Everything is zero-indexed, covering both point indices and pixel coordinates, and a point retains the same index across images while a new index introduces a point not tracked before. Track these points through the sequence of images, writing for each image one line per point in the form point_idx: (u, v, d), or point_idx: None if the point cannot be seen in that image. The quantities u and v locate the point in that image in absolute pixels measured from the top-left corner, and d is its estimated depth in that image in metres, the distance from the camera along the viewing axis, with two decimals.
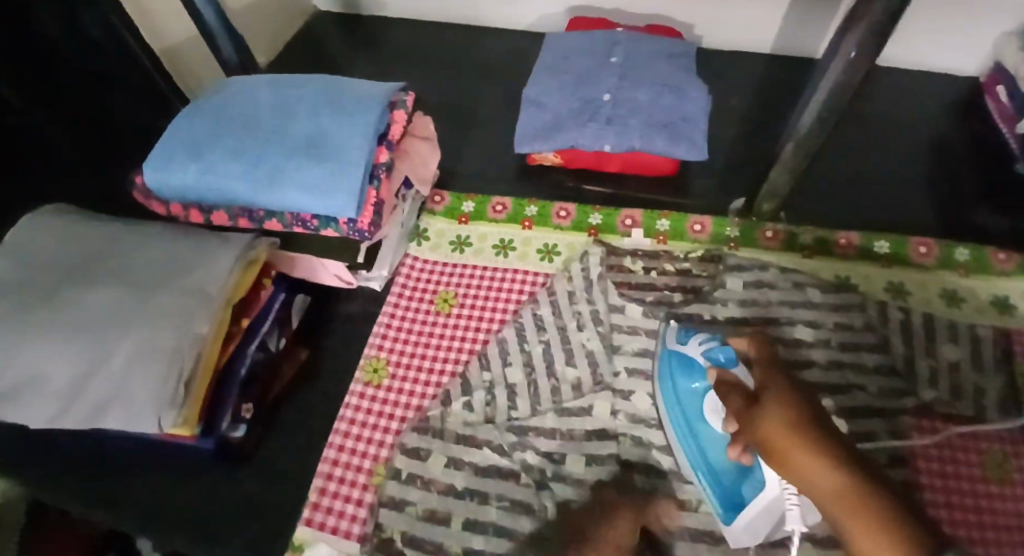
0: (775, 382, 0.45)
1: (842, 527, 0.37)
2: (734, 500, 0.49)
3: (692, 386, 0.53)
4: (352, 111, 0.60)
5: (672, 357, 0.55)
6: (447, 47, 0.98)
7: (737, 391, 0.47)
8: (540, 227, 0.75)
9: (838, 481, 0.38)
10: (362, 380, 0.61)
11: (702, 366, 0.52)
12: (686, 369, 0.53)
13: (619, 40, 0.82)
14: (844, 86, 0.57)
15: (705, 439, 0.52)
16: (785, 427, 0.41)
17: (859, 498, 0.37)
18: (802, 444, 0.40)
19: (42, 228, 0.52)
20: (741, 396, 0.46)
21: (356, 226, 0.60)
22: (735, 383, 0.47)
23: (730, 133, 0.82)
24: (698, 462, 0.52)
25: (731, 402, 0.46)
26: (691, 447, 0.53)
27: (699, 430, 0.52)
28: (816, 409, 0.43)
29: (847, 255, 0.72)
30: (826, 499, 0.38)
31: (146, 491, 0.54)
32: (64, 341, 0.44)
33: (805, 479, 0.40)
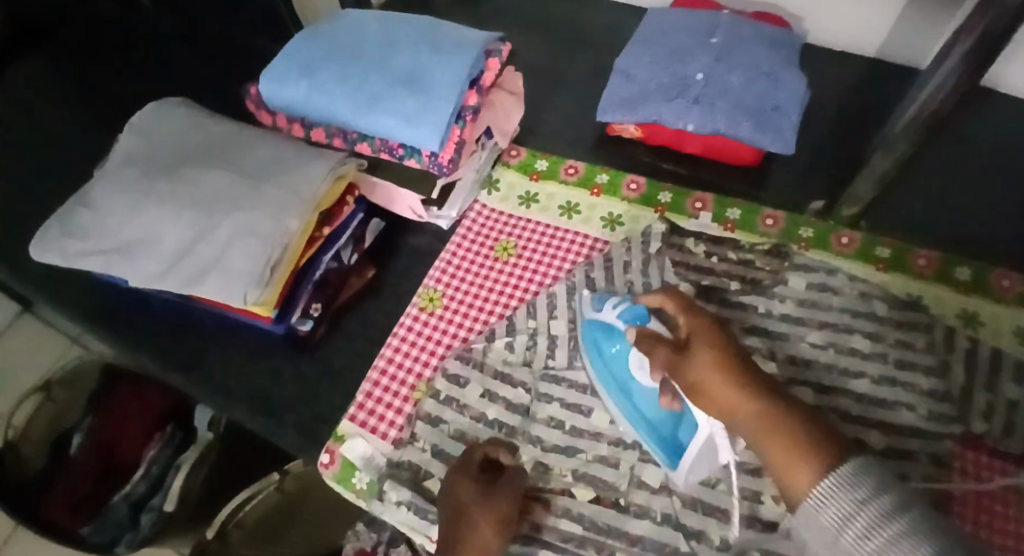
0: (700, 331, 0.46)
1: (764, 448, 0.40)
2: (675, 445, 0.50)
3: (614, 349, 0.53)
4: (451, 52, 0.63)
5: (591, 326, 0.56)
6: (548, 10, 0.99)
7: (662, 339, 0.47)
8: (609, 196, 0.76)
9: (765, 412, 0.40)
10: (418, 306, 0.65)
11: (621, 329, 0.52)
12: (606, 334, 0.54)
13: (723, 21, 0.80)
14: (951, 89, 0.55)
15: (637, 397, 0.52)
16: (712, 371, 0.43)
17: (786, 427, 0.39)
18: (727, 382, 0.42)
19: (177, 123, 0.60)
20: (667, 343, 0.46)
21: (436, 160, 0.63)
22: (658, 333, 0.48)
23: (820, 133, 0.79)
24: (632, 417, 0.53)
25: (654, 352, 0.46)
26: (624, 402, 0.53)
27: (629, 388, 0.52)
28: (738, 350, 0.45)
29: (922, 274, 0.67)
30: (752, 427, 0.41)
31: (220, 362, 0.61)
32: (186, 217, 0.52)
33: (732, 413, 0.42)
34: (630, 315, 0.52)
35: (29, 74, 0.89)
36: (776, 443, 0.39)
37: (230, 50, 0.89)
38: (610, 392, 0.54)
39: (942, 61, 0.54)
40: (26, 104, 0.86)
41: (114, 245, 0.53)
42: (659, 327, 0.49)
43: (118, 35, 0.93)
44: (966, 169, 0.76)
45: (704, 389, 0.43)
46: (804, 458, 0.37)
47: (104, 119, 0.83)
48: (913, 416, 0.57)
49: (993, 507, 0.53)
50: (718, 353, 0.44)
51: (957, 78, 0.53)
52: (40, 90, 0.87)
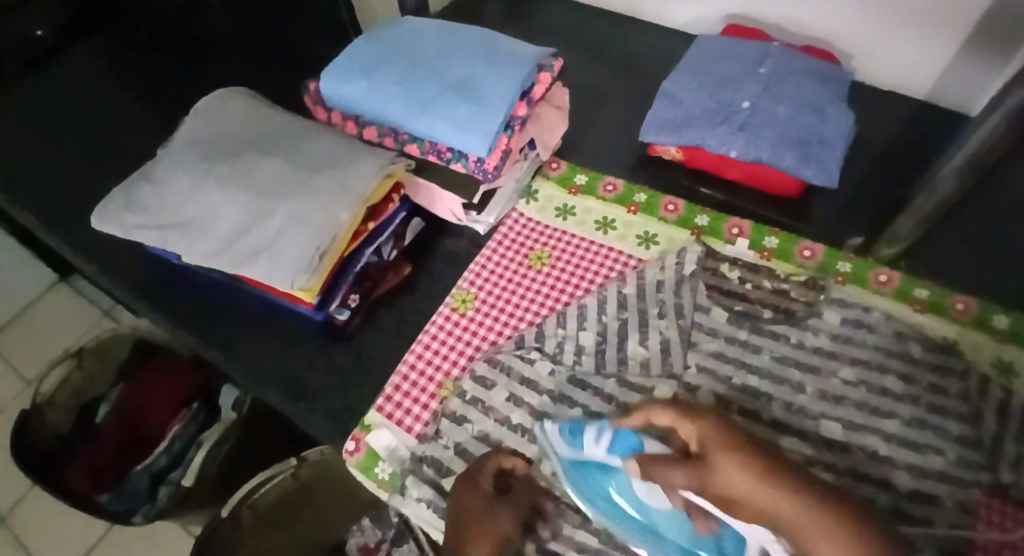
0: (707, 432, 0.41)
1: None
2: None
3: (612, 489, 0.47)
4: (505, 64, 0.65)
5: (578, 466, 0.50)
6: (598, 30, 1.01)
7: (669, 460, 0.42)
8: (645, 215, 0.76)
9: (791, 502, 0.33)
10: (450, 306, 0.66)
11: (612, 464, 0.47)
12: (601, 470, 0.48)
13: (772, 53, 0.81)
14: (1002, 138, 0.54)
15: (660, 524, 0.44)
16: (730, 467, 0.37)
17: (823, 518, 0.32)
18: (751, 477, 0.36)
19: (238, 110, 0.63)
20: (676, 460, 0.42)
21: (482, 166, 0.65)
22: (658, 459, 0.43)
23: (863, 170, 0.79)
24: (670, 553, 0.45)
25: (673, 473, 0.41)
26: (653, 541, 0.45)
27: (649, 523, 0.45)
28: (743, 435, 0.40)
29: (959, 319, 0.66)
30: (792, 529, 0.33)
31: (255, 344, 0.63)
32: (242, 200, 0.54)
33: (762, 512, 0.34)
34: (622, 443, 0.47)
35: (98, 55, 0.94)
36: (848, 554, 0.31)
37: (288, 46, 0.93)
38: (632, 535, 0.47)
39: (992, 109, 0.54)
40: (92, 82, 0.90)
41: (172, 221, 0.55)
42: (659, 448, 0.45)
43: (184, 24, 0.97)
44: (1011, 218, 0.75)
45: (743, 502, 0.36)
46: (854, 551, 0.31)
47: (164, 103, 0.87)
48: (942, 461, 0.56)
49: None
50: (734, 449, 0.38)
51: (1009, 126, 0.53)
52: (107, 71, 0.92)
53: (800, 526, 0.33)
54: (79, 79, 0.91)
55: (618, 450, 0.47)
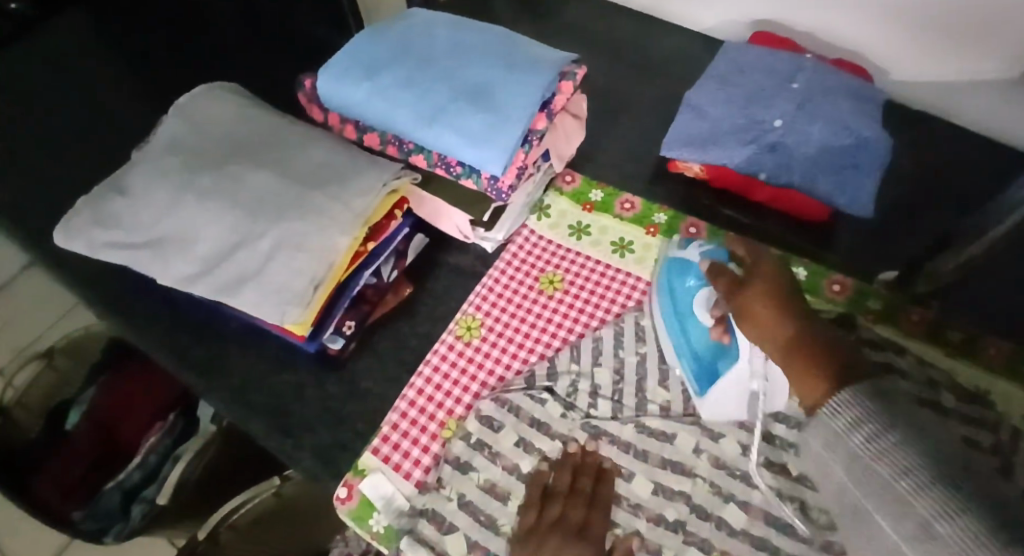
0: (764, 271, 0.51)
1: (790, 373, 0.46)
2: (709, 377, 0.53)
3: (686, 284, 0.56)
4: (524, 70, 0.59)
5: (672, 261, 0.59)
6: (616, 29, 0.95)
7: (725, 277, 0.52)
8: (664, 237, 0.71)
9: (788, 336, 0.47)
10: (455, 333, 0.61)
11: (698, 266, 0.56)
12: (681, 269, 0.57)
13: (805, 67, 0.76)
14: None
15: (691, 329, 0.55)
16: (758, 296, 0.49)
17: (806, 359, 0.45)
18: (774, 321, 0.48)
19: (223, 111, 0.57)
20: (729, 277, 0.52)
21: (496, 183, 0.59)
22: (725, 271, 0.53)
23: (893, 196, 0.75)
24: (681, 349, 0.56)
25: (718, 285, 0.53)
26: (678, 334, 0.56)
27: (688, 320, 0.55)
28: (786, 287, 0.50)
29: (994, 366, 0.62)
30: (776, 350, 0.47)
31: (239, 369, 0.58)
32: (224, 217, 0.49)
33: (762, 333, 0.48)
34: (716, 252, 0.56)
35: (72, 29, 0.86)
36: (796, 360, 0.46)
37: (283, 34, 0.86)
38: (666, 318, 0.57)
39: None
40: (66, 63, 0.82)
41: (148, 238, 0.50)
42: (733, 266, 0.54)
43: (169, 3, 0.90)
44: None
45: (755, 325, 0.49)
46: (814, 381, 0.44)
47: (147, 90, 0.80)
48: None
49: None
50: (764, 287, 0.50)
51: None
52: (83, 49, 0.84)
53: (787, 363, 0.46)
54: (50, 55, 0.83)
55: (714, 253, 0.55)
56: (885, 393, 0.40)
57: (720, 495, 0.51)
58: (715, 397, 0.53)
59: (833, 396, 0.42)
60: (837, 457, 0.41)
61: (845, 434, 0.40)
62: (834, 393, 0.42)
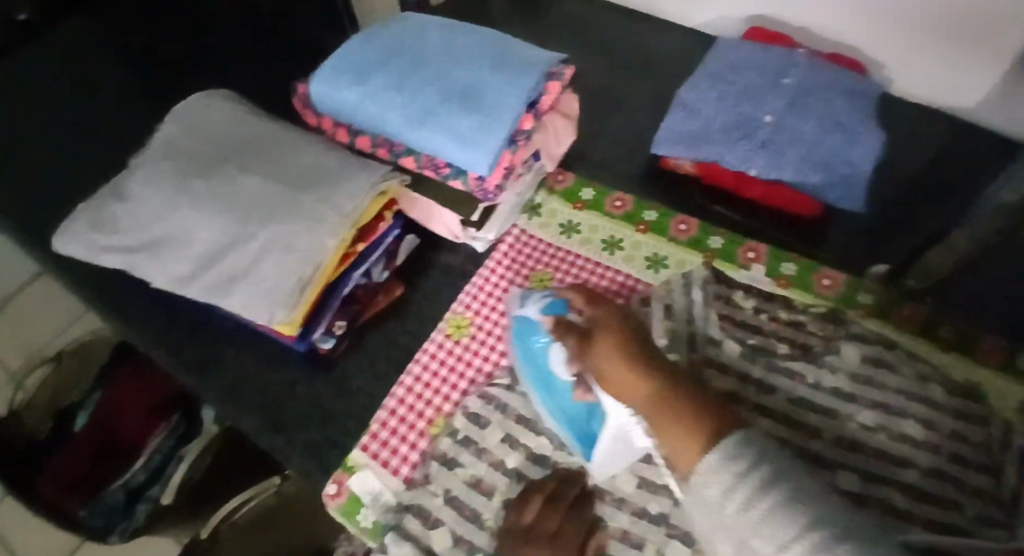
0: (606, 320, 0.48)
1: (653, 427, 0.42)
2: (591, 436, 0.51)
3: (540, 343, 0.53)
4: (512, 71, 0.60)
5: (520, 320, 0.55)
6: (612, 28, 0.96)
7: (572, 334, 0.49)
8: (654, 235, 0.72)
9: (646, 385, 0.43)
10: (444, 332, 0.62)
11: (541, 322, 0.53)
12: (527, 330, 0.54)
13: (799, 62, 0.76)
14: None
15: (557, 390, 0.52)
16: (610, 351, 0.45)
17: (668, 409, 0.41)
18: (631, 372, 0.44)
19: (217, 116, 0.58)
20: (574, 335, 0.48)
21: (483, 183, 0.60)
22: (568, 327, 0.49)
23: (887, 191, 0.74)
24: (555, 413, 0.53)
25: (566, 343, 0.49)
26: (545, 396, 0.53)
27: (552, 381, 0.52)
28: (637, 334, 0.47)
29: (986, 361, 0.62)
30: (637, 401, 0.43)
31: (233, 368, 0.59)
32: (215, 219, 0.50)
33: (622, 387, 0.44)
34: (554, 305, 0.52)
35: (80, 36, 0.88)
36: (669, 418, 0.41)
37: (282, 38, 0.87)
38: (531, 383, 0.54)
39: None
40: (71, 69, 0.84)
41: (143, 241, 0.52)
42: (574, 317, 0.50)
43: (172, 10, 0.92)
44: None
45: (611, 381, 0.45)
46: (679, 434, 0.40)
47: (151, 95, 0.82)
48: (966, 516, 0.52)
49: None
50: (619, 339, 0.46)
51: None
52: (88, 55, 0.86)
53: (653, 412, 0.42)
54: (56, 63, 0.85)
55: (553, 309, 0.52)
56: (756, 442, 0.37)
57: None
58: (601, 459, 0.50)
59: (708, 453, 0.37)
60: (719, 530, 0.35)
61: (723, 501, 0.35)
62: (708, 448, 0.37)
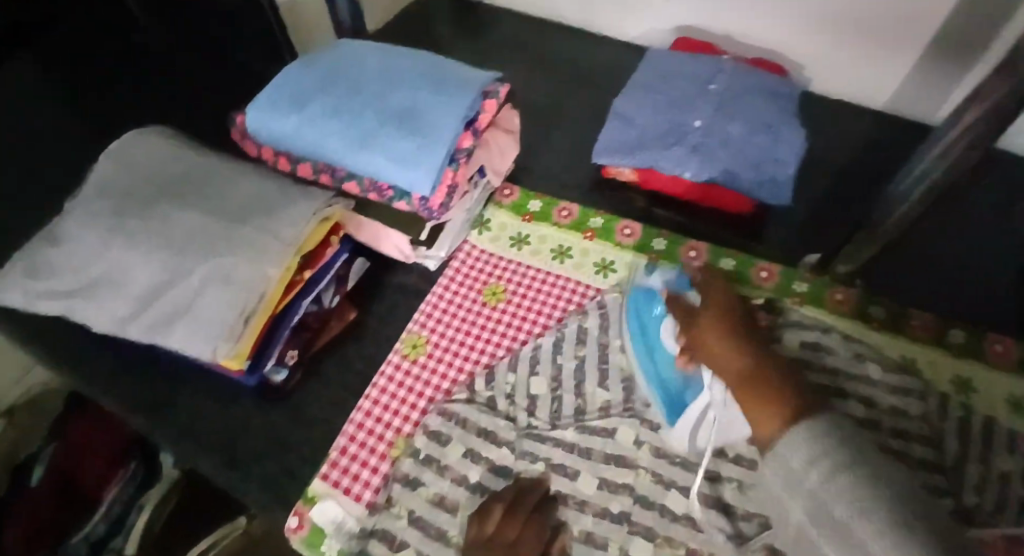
0: (721, 301, 0.53)
1: (738, 398, 0.47)
2: (678, 405, 0.55)
3: (654, 311, 0.59)
4: (447, 92, 0.62)
5: (638, 292, 0.61)
6: (549, 44, 0.99)
7: (682, 306, 0.54)
8: (601, 241, 0.74)
9: (737, 358, 0.49)
10: (401, 353, 0.63)
11: (660, 294, 0.59)
12: (648, 296, 0.60)
13: (723, 69, 0.81)
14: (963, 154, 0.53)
15: (660, 355, 0.57)
16: (712, 325, 0.51)
17: (753, 385, 0.46)
18: (731, 346, 0.49)
19: (153, 154, 0.58)
20: (684, 307, 0.54)
21: (427, 203, 0.61)
22: (682, 303, 0.55)
23: (817, 184, 0.79)
24: (650, 376, 0.57)
25: (674, 314, 0.55)
26: (648, 361, 0.57)
27: (656, 349, 0.57)
28: (740, 318, 0.52)
29: (917, 337, 0.65)
30: (723, 369, 0.49)
31: (185, 408, 0.58)
32: (153, 257, 0.49)
33: (712, 353, 0.50)
34: (681, 281, 0.58)
35: None
36: (750, 396, 0.46)
37: (222, 70, 0.87)
38: (635, 348, 0.59)
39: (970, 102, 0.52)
40: None
41: (80, 285, 0.50)
42: (694, 295, 0.56)
43: (104, 48, 0.90)
44: (964, 230, 0.75)
45: (706, 347, 0.51)
46: (765, 405, 0.44)
47: (86, 135, 0.80)
48: (908, 485, 0.55)
49: None
50: (720, 319, 0.52)
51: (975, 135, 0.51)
52: None
53: (743, 390, 0.47)
54: None
55: (677, 282, 0.58)
56: (840, 428, 0.40)
57: (661, 483, 0.54)
58: (687, 429, 0.54)
59: (789, 431, 0.41)
60: (795, 500, 0.38)
61: (805, 471, 0.38)
62: (788, 429, 0.41)
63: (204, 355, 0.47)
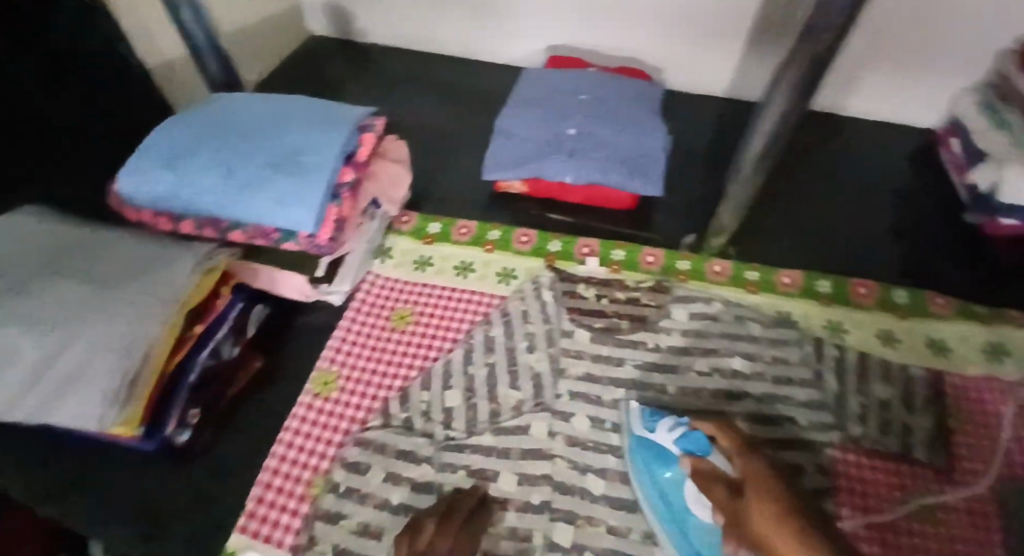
0: (755, 477, 0.49)
1: None
2: None
3: (666, 475, 0.54)
4: (321, 131, 0.63)
5: (646, 446, 0.56)
6: (433, 74, 1.02)
7: (722, 486, 0.49)
8: (501, 251, 0.77)
9: None
10: (312, 392, 0.63)
11: (674, 455, 0.54)
12: (660, 458, 0.54)
13: (590, 79, 0.88)
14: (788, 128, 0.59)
15: (693, 525, 0.51)
16: (773, 514, 0.46)
17: None
18: (790, 537, 0.44)
19: (17, 232, 0.56)
20: (726, 489, 0.49)
21: (313, 241, 0.62)
22: (719, 480, 0.50)
23: (691, 171, 0.86)
24: (683, 550, 0.51)
25: (716, 492, 0.50)
26: (674, 530, 0.51)
27: (685, 517, 0.52)
28: (789, 498, 0.47)
29: (788, 292, 0.73)
30: None
31: (90, 485, 0.56)
32: (20, 333, 0.47)
33: (778, 553, 0.44)
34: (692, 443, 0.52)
35: None
36: None
37: None
38: (658, 517, 0.53)
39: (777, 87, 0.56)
40: None
41: None
42: (721, 462, 0.51)
43: None
44: (814, 196, 0.86)
45: (766, 543, 0.45)
46: None
47: None
48: (794, 427, 0.61)
49: (880, 507, 0.56)
50: (766, 499, 0.47)
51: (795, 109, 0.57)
52: None
53: None
54: None
55: (689, 441, 0.52)
56: None
57: (576, 468, 0.58)
58: None
59: None
60: None
61: None
62: None
63: (93, 423, 0.47)
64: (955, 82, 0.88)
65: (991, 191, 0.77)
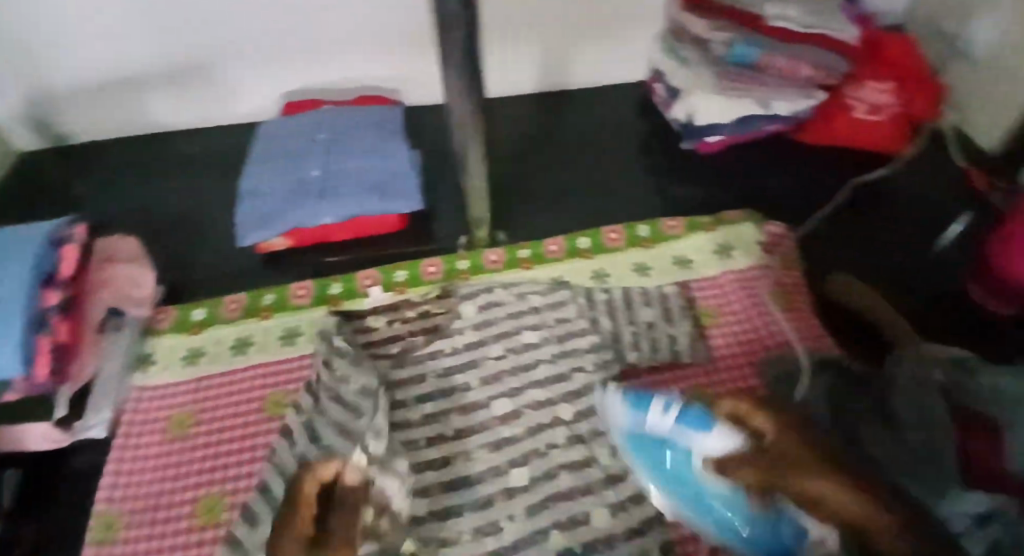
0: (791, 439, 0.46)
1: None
2: (783, 548, 0.47)
3: (670, 456, 0.52)
4: (4, 262, 0.57)
5: (633, 434, 0.54)
6: (168, 154, 0.96)
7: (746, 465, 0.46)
8: (281, 314, 0.73)
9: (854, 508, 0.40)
10: (92, 547, 0.55)
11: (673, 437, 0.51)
12: (656, 442, 0.52)
13: (325, 117, 0.87)
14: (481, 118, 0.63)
15: (710, 495, 0.50)
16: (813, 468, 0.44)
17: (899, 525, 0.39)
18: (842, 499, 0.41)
19: None
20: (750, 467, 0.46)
21: (34, 382, 0.55)
22: (734, 456, 0.47)
23: (446, 177, 0.90)
24: (723, 527, 0.50)
25: (740, 472, 0.47)
26: (692, 503, 0.51)
27: (704, 497, 0.51)
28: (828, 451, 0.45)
29: (556, 258, 0.79)
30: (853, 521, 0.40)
31: None
32: None
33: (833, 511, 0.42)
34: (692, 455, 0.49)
35: None
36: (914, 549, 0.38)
37: None
38: (688, 504, 0.52)
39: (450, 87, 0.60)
40: None
41: None
42: (724, 441, 0.48)
43: None
44: (562, 162, 0.94)
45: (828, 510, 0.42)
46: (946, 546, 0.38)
47: None
48: (585, 376, 0.67)
49: None
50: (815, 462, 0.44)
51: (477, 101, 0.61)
52: None
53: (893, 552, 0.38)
54: None
55: (692, 421, 0.50)
56: None
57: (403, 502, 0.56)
58: None
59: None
60: None
61: None
62: None
63: None
64: (641, 36, 1.00)
65: (691, 119, 0.88)
